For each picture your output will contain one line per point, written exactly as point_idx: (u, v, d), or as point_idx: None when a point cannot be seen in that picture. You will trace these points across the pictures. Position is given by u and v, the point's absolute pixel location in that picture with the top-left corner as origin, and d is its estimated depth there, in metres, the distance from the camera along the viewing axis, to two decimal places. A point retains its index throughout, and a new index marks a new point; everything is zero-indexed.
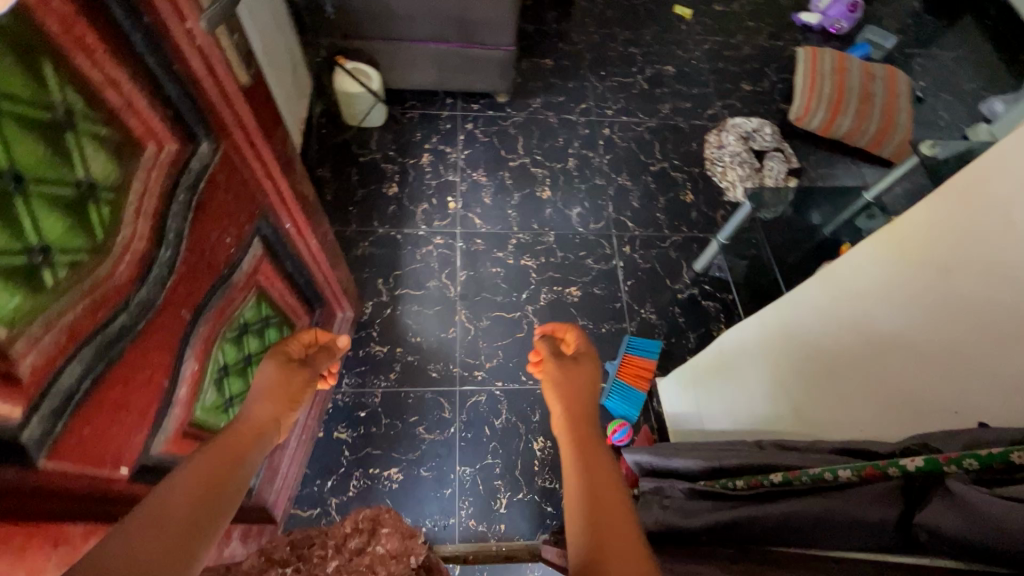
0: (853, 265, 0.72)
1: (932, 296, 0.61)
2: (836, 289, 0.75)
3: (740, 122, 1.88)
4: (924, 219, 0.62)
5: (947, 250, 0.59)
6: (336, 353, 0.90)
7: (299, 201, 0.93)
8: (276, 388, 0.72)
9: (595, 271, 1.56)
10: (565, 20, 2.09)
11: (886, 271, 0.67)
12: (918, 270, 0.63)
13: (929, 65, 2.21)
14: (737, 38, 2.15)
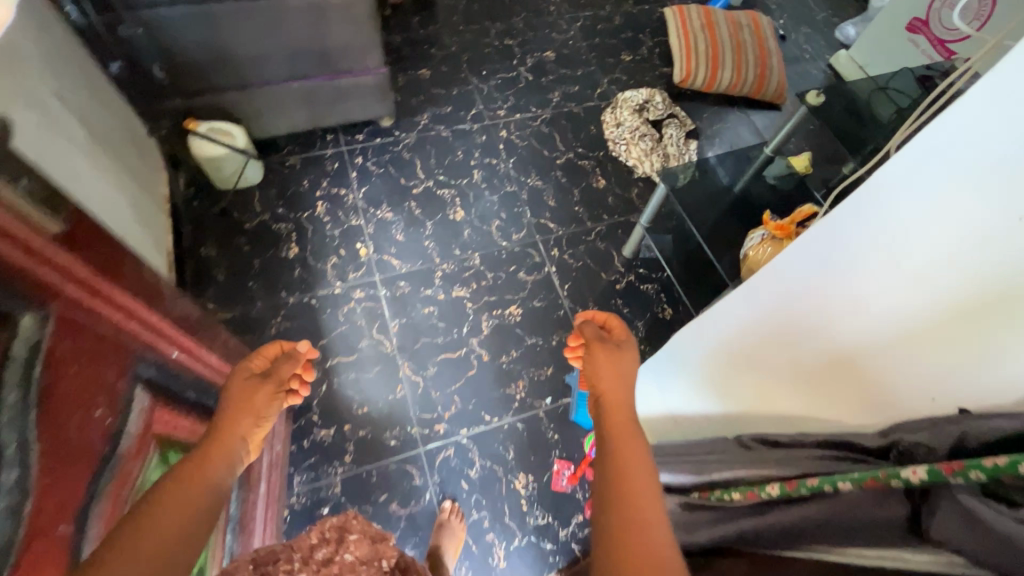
0: (813, 252, 0.69)
1: (892, 281, 0.59)
2: (797, 276, 0.73)
3: (631, 95, 1.87)
4: (874, 203, 0.59)
5: (886, 241, 0.59)
6: (298, 360, 0.90)
7: (180, 323, 0.80)
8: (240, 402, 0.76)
9: (531, 283, 1.50)
10: (431, 23, 1.97)
11: (845, 256, 0.64)
12: (871, 251, 0.61)
13: (783, 2, 2.31)
14: (606, 9, 2.13)
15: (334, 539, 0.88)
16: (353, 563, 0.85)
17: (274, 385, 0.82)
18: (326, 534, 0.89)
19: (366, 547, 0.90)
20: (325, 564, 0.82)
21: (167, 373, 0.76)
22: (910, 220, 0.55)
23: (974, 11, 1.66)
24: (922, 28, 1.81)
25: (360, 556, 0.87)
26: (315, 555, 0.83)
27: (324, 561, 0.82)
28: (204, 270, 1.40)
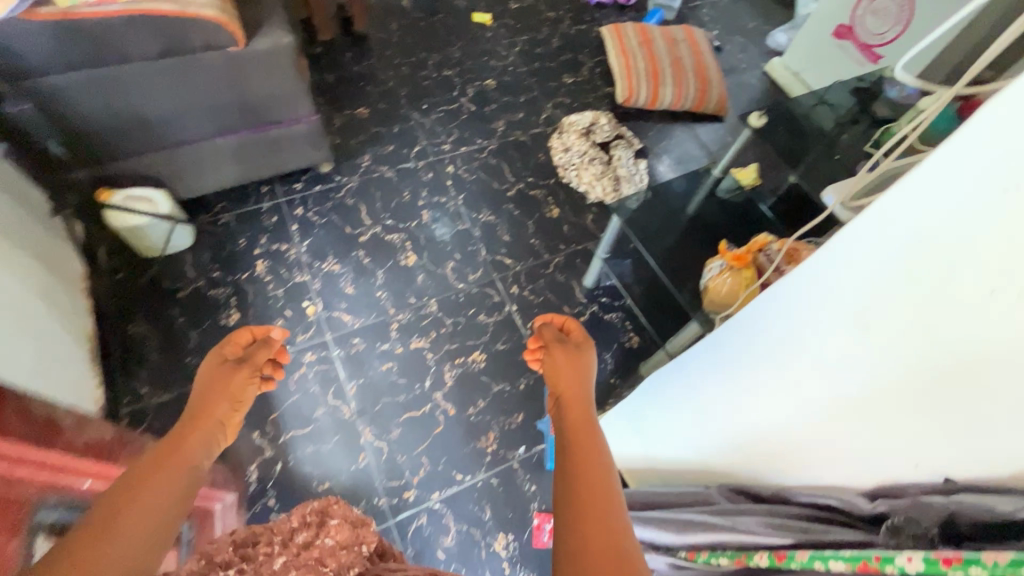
0: (776, 308, 0.65)
1: (859, 347, 0.55)
2: (762, 329, 0.68)
3: (577, 119, 1.84)
4: (830, 266, 0.55)
5: (847, 306, 0.54)
6: (272, 345, 0.92)
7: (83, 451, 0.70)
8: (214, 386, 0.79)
9: (492, 326, 1.44)
10: (365, 59, 1.90)
11: (808, 316, 0.60)
12: (833, 314, 0.56)
13: (714, 13, 2.35)
14: (543, 32, 2.12)
15: (313, 525, 0.80)
16: (333, 547, 0.75)
17: (250, 369, 0.84)
18: (308, 519, 0.81)
19: (348, 531, 0.80)
20: (304, 548, 0.74)
21: (85, 511, 0.66)
22: (872, 294, 0.51)
23: (895, 17, 1.73)
24: (848, 34, 1.87)
25: (341, 539, 0.77)
26: (295, 538, 0.76)
27: (303, 545, 0.74)
28: (134, 351, 1.28)
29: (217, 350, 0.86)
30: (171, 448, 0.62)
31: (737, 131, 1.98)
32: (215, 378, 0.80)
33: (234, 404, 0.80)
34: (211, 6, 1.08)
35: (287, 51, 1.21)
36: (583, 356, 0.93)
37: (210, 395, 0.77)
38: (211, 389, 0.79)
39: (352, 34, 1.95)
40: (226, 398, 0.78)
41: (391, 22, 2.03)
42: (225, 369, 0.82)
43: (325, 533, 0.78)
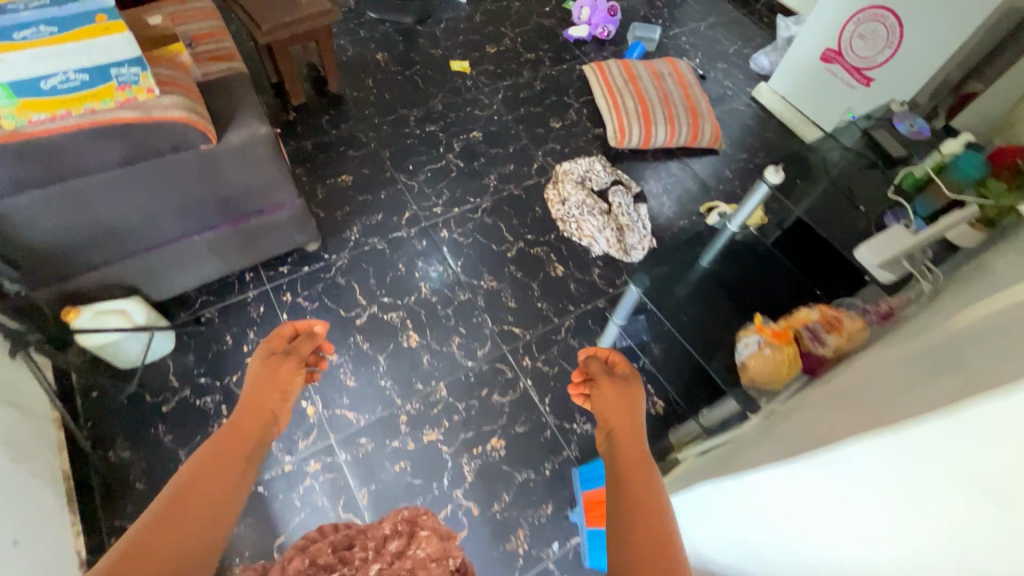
0: (816, 472, 0.57)
1: (902, 553, 0.47)
2: (798, 485, 0.61)
3: (570, 168, 1.77)
4: (884, 452, 0.48)
5: (901, 505, 0.47)
6: (315, 336, 1.01)
7: None
8: (268, 379, 0.89)
9: (508, 407, 1.34)
10: (343, 120, 1.81)
11: (849, 495, 0.53)
12: (883, 505, 0.49)
13: (694, 40, 2.32)
14: (525, 75, 2.05)
15: (407, 534, 0.64)
16: (424, 560, 0.60)
17: (297, 360, 0.94)
18: (397, 528, 0.65)
19: (440, 545, 0.63)
20: (399, 558, 0.60)
21: None
22: (938, 502, 0.44)
23: (882, 40, 1.69)
24: (836, 58, 1.84)
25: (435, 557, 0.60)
26: (388, 547, 0.62)
27: (399, 554, 0.60)
28: (117, 481, 1.15)
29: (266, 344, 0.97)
30: (230, 440, 0.74)
31: (734, 163, 1.93)
32: (266, 373, 0.90)
33: (285, 394, 0.90)
34: (179, 106, 0.98)
35: (265, 141, 1.11)
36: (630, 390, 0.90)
37: (265, 386, 0.88)
38: (266, 381, 0.89)
39: (327, 95, 1.86)
40: (275, 393, 0.87)
41: (367, 79, 1.95)
42: (277, 359, 0.93)
43: (417, 545, 0.62)
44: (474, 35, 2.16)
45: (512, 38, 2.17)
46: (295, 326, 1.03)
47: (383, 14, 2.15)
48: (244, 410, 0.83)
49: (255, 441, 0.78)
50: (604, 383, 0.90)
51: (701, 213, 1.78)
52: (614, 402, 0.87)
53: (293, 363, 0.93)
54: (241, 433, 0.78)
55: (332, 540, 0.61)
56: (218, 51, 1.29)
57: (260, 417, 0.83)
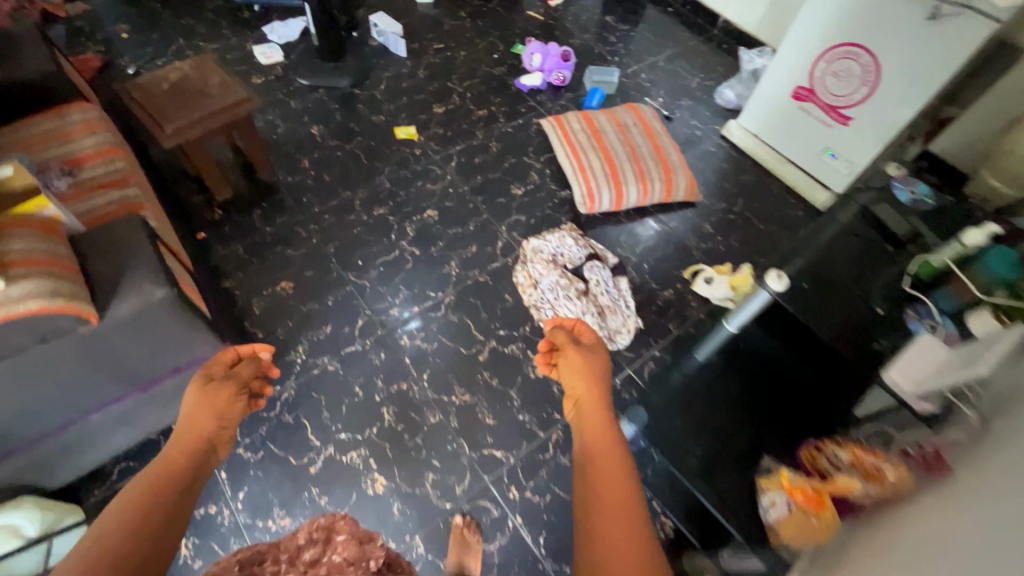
0: None
1: None
2: None
3: (540, 246, 1.59)
4: None
5: None
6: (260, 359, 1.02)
7: None
8: (204, 404, 0.86)
9: (497, 556, 1.15)
10: (279, 212, 1.61)
11: None
12: None
13: (655, 76, 2.19)
14: (478, 136, 1.88)
15: (322, 541, 0.74)
16: (340, 564, 0.70)
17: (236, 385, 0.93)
18: (312, 536, 0.74)
19: (357, 548, 0.73)
20: (314, 565, 0.70)
21: None
22: None
23: (858, 77, 1.57)
24: (809, 96, 1.72)
25: (347, 558, 0.71)
26: (303, 557, 0.71)
27: (311, 561, 0.71)
28: None
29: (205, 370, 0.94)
30: (160, 478, 0.69)
31: (714, 215, 1.78)
32: (203, 400, 0.88)
33: (224, 421, 0.88)
34: (37, 293, 0.76)
35: (167, 305, 0.90)
36: (597, 357, 0.90)
37: (197, 421, 0.84)
38: (202, 408, 0.86)
39: (258, 183, 1.65)
40: (211, 418, 0.85)
41: (303, 157, 1.74)
42: (215, 387, 0.90)
43: (332, 551, 0.72)
44: (418, 95, 1.97)
45: (461, 94, 2.00)
46: (234, 352, 1.02)
47: (317, 79, 1.94)
48: (179, 436, 0.81)
49: (188, 475, 0.73)
50: (569, 349, 0.90)
51: (686, 278, 1.62)
52: (577, 365, 0.87)
53: (230, 391, 0.90)
54: (175, 471, 0.72)
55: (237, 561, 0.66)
56: (104, 177, 1.09)
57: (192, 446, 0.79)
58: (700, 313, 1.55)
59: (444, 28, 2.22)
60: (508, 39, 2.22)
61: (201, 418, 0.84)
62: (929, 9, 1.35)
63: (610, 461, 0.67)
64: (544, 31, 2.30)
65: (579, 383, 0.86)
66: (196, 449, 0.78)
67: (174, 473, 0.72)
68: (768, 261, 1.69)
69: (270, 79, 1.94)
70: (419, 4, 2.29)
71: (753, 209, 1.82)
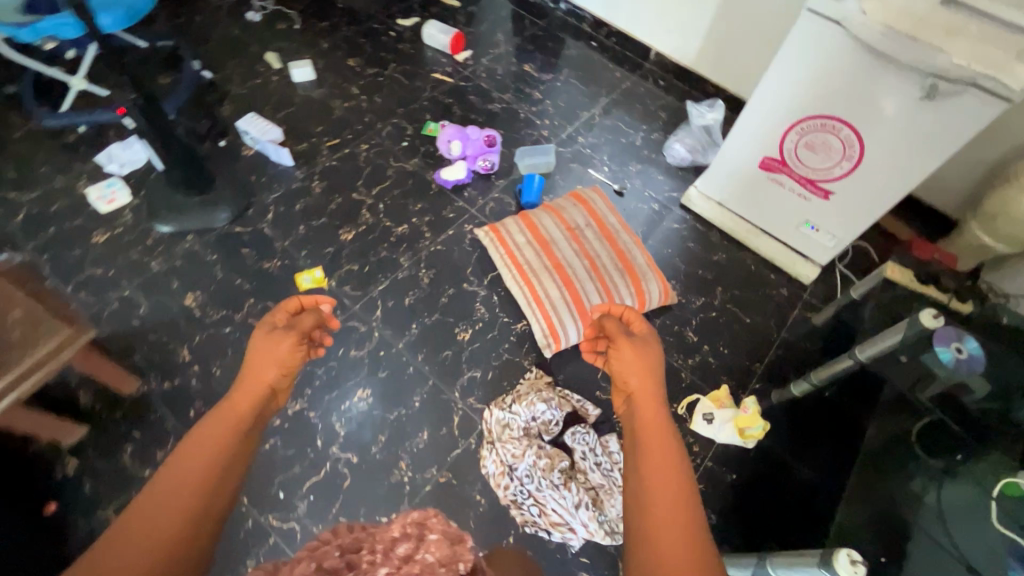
0: None
1: None
2: None
3: (508, 418, 1.28)
4: None
5: None
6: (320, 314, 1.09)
7: None
8: (268, 353, 0.96)
9: None
10: (158, 441, 1.21)
11: None
12: None
13: (593, 139, 1.89)
14: (404, 263, 1.53)
15: (416, 537, 0.62)
16: (432, 566, 0.59)
17: (297, 336, 1.01)
18: (405, 531, 0.63)
19: (450, 548, 0.62)
20: (408, 563, 0.59)
21: None
22: None
23: (839, 152, 1.33)
24: (780, 168, 1.47)
25: (441, 562, 0.59)
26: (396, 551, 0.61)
27: (406, 559, 0.60)
28: None
29: (270, 318, 1.03)
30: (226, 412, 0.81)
31: (694, 318, 1.53)
32: (267, 346, 0.97)
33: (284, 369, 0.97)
34: None
35: None
36: (648, 348, 1.01)
37: (264, 363, 0.94)
38: (266, 353, 0.96)
39: (122, 403, 1.24)
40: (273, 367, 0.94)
41: (179, 348, 1.33)
42: (278, 335, 0.99)
43: (426, 550, 0.61)
44: (319, 218, 1.59)
45: (372, 207, 1.63)
46: (297, 302, 1.11)
47: (181, 222, 1.51)
48: (249, 378, 0.91)
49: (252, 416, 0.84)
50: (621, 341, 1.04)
51: (681, 414, 1.37)
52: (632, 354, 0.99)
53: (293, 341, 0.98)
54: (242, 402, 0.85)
55: (338, 544, 0.60)
56: None
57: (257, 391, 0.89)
58: (706, 461, 1.31)
59: (334, 114, 1.82)
60: (415, 117, 1.85)
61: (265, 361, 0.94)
62: (925, 86, 1.11)
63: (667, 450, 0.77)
64: (457, 96, 1.93)
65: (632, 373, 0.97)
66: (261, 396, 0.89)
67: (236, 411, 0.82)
68: (764, 369, 1.47)
69: (117, 233, 1.49)
70: (299, 87, 1.87)
71: (735, 299, 1.58)
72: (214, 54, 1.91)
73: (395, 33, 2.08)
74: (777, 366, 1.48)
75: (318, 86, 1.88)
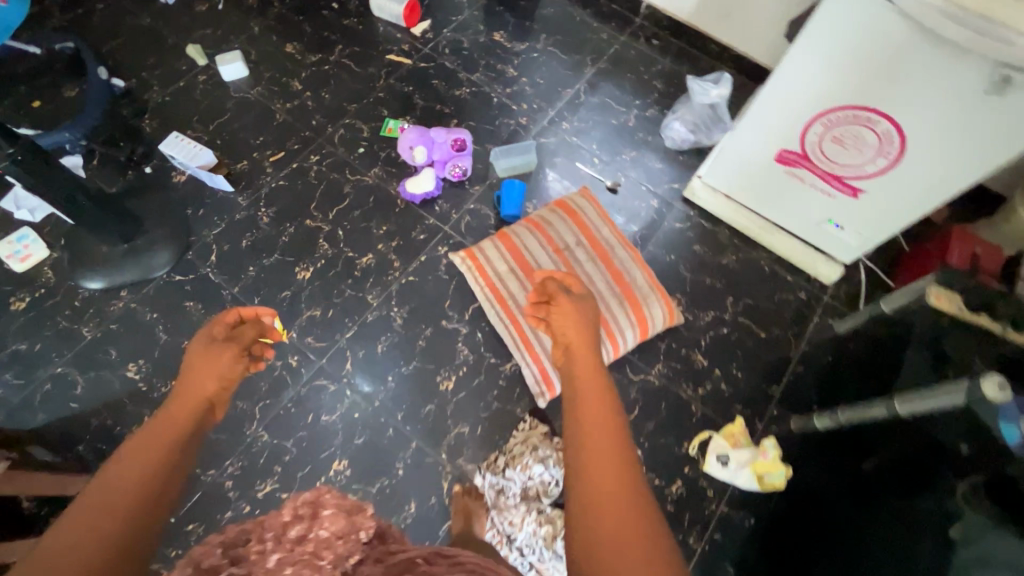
0: None
1: None
2: None
3: (502, 483, 1.16)
4: None
5: None
6: (264, 323, 1.03)
7: None
8: (204, 363, 0.85)
9: None
10: None
11: None
12: None
13: (580, 122, 1.63)
14: (372, 302, 1.35)
15: (309, 517, 0.59)
16: (328, 539, 0.58)
17: (236, 348, 0.91)
18: (296, 512, 0.59)
19: (347, 520, 0.60)
20: (301, 544, 0.56)
21: None
22: None
23: (872, 147, 1.11)
24: (800, 163, 1.25)
25: (340, 535, 0.58)
26: (289, 535, 0.57)
27: (300, 540, 0.57)
28: None
29: (207, 330, 0.94)
30: (158, 429, 0.70)
31: (703, 337, 1.37)
32: (204, 357, 0.87)
33: (226, 381, 0.87)
34: None
35: None
36: (586, 306, 1.03)
37: (201, 375, 0.83)
38: (202, 365, 0.86)
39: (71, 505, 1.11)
40: (212, 379, 0.84)
41: (127, 431, 1.18)
42: (216, 348, 0.89)
43: (320, 527, 0.58)
44: (270, 254, 1.38)
45: (329, 233, 1.42)
46: (238, 314, 1.02)
47: (112, 276, 1.31)
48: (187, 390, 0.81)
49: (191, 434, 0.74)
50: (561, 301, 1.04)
51: (693, 455, 1.24)
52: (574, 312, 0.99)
53: (231, 352, 0.89)
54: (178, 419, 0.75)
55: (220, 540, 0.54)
56: None
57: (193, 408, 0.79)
58: (722, 507, 1.20)
59: (277, 119, 1.55)
60: (371, 114, 1.58)
61: (206, 374, 0.84)
62: (993, 77, 0.90)
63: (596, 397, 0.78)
64: (417, 81, 1.65)
65: (570, 329, 0.97)
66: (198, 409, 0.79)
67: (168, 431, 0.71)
68: (783, 391, 1.33)
69: (39, 296, 1.30)
70: (232, 88, 1.59)
71: (748, 310, 1.41)
72: (126, 53, 1.61)
73: (339, 5, 1.75)
74: (797, 388, 1.33)
75: (253, 85, 1.60)
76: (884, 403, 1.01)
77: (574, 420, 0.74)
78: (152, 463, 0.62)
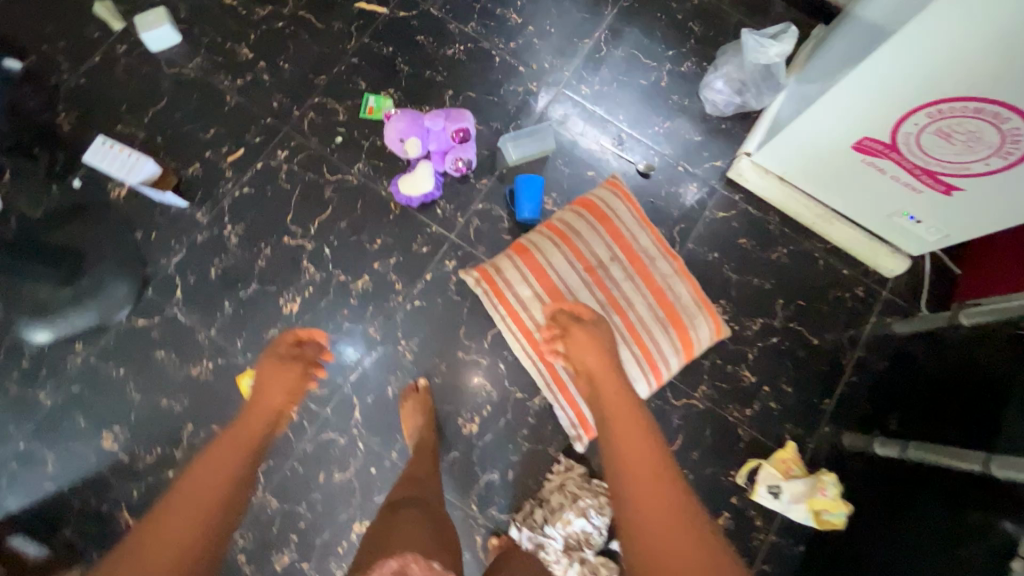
0: None
1: None
2: None
3: (541, 538, 1.05)
4: None
5: None
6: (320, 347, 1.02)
7: None
8: (274, 380, 0.94)
9: None
10: None
11: None
12: None
13: (602, 85, 1.34)
14: (374, 336, 1.16)
15: None
16: None
17: (302, 364, 0.98)
18: None
19: None
20: None
21: None
22: None
23: (988, 147, 0.88)
24: (886, 153, 1.01)
25: None
26: None
27: None
28: None
29: (271, 350, 0.99)
30: (234, 440, 0.81)
31: (751, 350, 1.23)
32: (269, 375, 0.95)
33: (291, 395, 0.94)
34: None
35: None
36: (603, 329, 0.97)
37: (271, 391, 0.92)
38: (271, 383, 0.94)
39: None
40: (280, 391, 0.92)
41: (116, 510, 1.05)
42: (280, 368, 0.96)
43: None
44: (246, 283, 1.16)
45: (313, 252, 1.19)
46: (295, 335, 1.03)
47: (60, 326, 1.09)
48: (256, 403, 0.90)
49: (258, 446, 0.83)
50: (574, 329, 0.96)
51: (741, 484, 1.16)
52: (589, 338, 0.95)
53: (295, 370, 0.96)
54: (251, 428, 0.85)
55: None
56: None
57: (261, 421, 0.87)
58: (770, 536, 1.15)
59: (227, 103, 1.24)
60: (345, 89, 1.27)
61: (273, 391, 0.92)
62: None
63: (643, 444, 0.78)
64: (398, 37, 1.31)
65: (586, 353, 0.94)
66: (268, 420, 0.89)
67: (234, 450, 0.79)
68: (835, 406, 1.22)
69: None
70: (162, 62, 1.25)
71: (799, 315, 1.26)
72: (15, 19, 1.24)
73: None
74: (850, 401, 1.22)
75: (189, 55, 1.26)
76: (977, 458, 0.87)
77: (622, 471, 0.76)
78: (226, 478, 0.74)
